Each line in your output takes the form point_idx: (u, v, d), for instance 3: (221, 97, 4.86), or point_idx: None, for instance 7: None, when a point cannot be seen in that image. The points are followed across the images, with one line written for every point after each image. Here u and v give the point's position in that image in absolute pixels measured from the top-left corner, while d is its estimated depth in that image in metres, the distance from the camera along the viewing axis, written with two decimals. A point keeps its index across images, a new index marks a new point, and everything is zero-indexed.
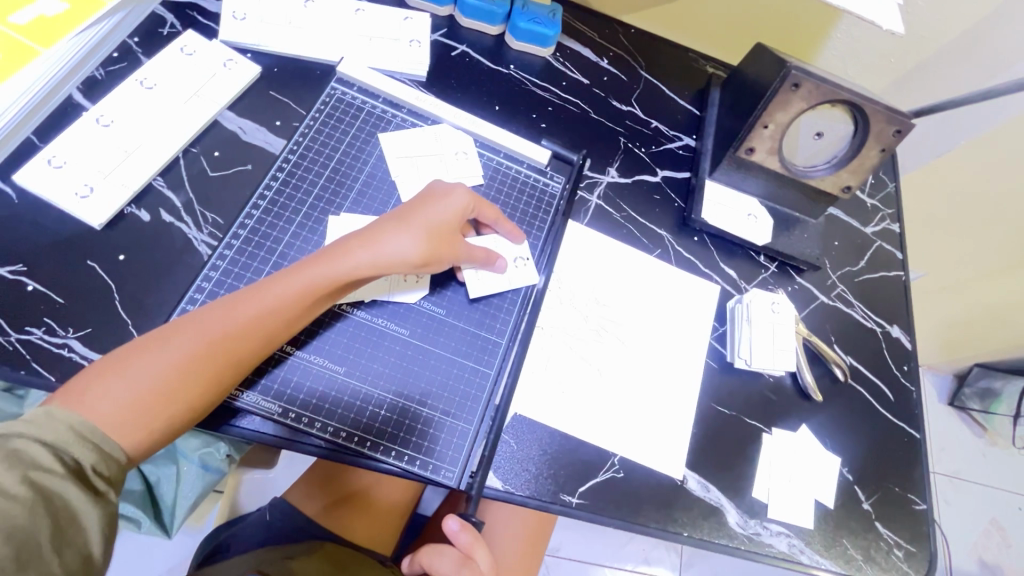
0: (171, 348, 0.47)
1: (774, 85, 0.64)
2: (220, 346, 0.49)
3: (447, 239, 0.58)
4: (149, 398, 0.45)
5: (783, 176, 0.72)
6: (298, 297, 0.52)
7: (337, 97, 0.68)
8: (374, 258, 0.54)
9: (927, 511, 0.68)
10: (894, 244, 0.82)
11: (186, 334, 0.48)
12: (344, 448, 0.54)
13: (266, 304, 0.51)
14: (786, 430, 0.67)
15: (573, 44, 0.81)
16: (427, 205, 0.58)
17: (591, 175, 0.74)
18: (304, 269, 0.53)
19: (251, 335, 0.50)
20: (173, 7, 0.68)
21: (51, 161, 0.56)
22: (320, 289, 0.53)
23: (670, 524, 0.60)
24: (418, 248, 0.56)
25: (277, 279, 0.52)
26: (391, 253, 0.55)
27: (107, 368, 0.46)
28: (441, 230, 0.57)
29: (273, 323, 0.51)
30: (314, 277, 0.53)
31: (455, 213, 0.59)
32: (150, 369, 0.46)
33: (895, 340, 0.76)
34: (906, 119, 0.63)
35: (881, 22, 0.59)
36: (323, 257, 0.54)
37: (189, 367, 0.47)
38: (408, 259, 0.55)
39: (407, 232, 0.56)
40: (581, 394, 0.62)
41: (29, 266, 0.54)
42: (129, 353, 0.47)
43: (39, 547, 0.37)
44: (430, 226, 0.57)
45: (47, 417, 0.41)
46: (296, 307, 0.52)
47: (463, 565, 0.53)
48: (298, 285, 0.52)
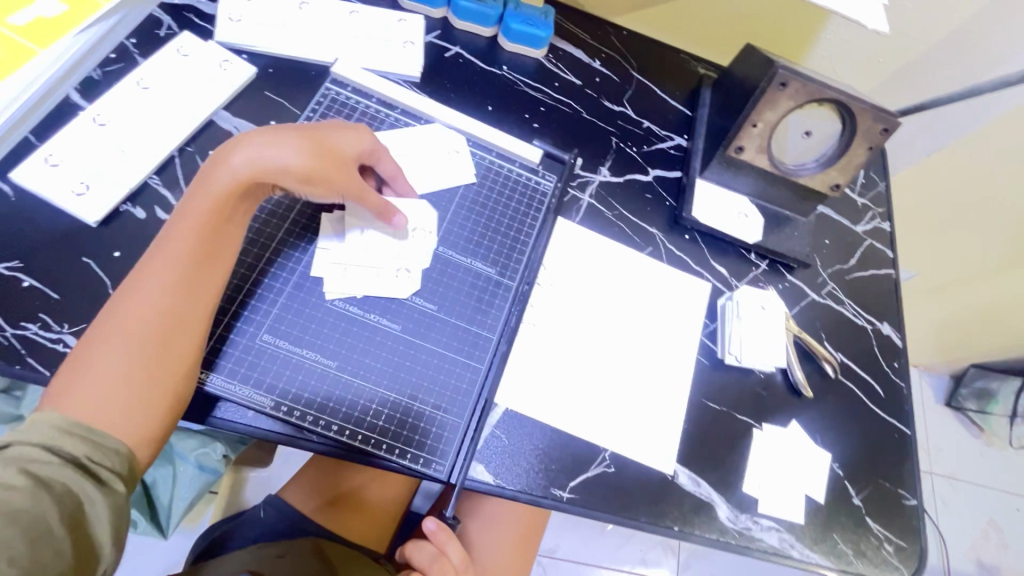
0: (112, 334, 0.47)
1: (762, 84, 0.65)
2: (157, 316, 0.48)
3: (336, 161, 0.57)
4: (117, 389, 0.45)
5: (773, 174, 0.73)
6: (198, 234, 0.51)
7: (331, 97, 0.69)
8: (253, 164, 0.53)
9: (917, 506, 0.68)
10: (884, 242, 0.83)
11: (117, 318, 0.47)
12: (338, 443, 0.55)
13: (177, 254, 0.50)
14: (777, 426, 0.67)
15: (565, 46, 0.82)
16: (318, 131, 0.58)
17: (582, 174, 0.75)
18: (192, 204, 0.52)
19: (178, 293, 0.49)
20: (170, 10, 0.69)
21: (47, 159, 0.57)
22: (214, 217, 0.52)
23: (661, 519, 0.60)
24: (298, 156, 0.55)
25: (173, 227, 0.52)
26: (266, 157, 0.54)
27: (63, 377, 0.45)
28: (327, 149, 0.57)
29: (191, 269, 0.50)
30: (205, 209, 0.52)
31: (353, 144, 0.59)
32: (104, 362, 0.46)
33: (885, 337, 0.76)
34: (893, 117, 0.64)
35: (866, 21, 0.60)
36: (204, 180, 0.53)
37: (138, 347, 0.47)
38: (289, 164, 0.54)
39: (290, 142, 0.55)
40: (573, 389, 0.62)
41: (25, 263, 0.54)
42: (75, 357, 0.46)
43: (47, 527, 0.38)
44: (316, 141, 0.56)
45: (30, 424, 0.42)
46: (205, 245, 0.51)
47: (437, 561, 0.61)
48: (195, 223, 0.51)
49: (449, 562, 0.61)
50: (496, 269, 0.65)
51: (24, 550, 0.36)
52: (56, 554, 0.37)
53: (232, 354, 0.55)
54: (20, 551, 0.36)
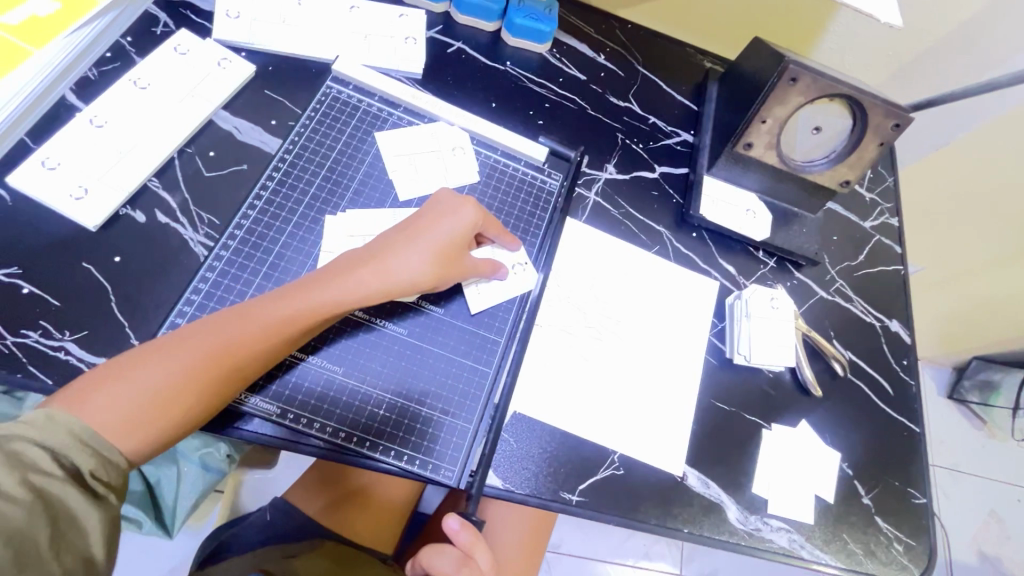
0: (170, 362, 0.47)
1: (771, 80, 0.64)
2: (217, 362, 0.48)
3: (452, 259, 0.58)
4: (147, 407, 0.45)
5: (782, 171, 0.72)
6: (299, 316, 0.52)
7: (332, 96, 0.67)
8: (382, 279, 0.55)
9: (927, 504, 0.68)
10: (893, 238, 0.82)
11: (186, 346, 0.48)
12: (345, 449, 0.54)
13: (268, 320, 0.51)
14: (786, 426, 0.67)
15: (570, 40, 0.80)
16: (436, 225, 0.58)
17: (589, 172, 0.74)
18: (308, 287, 0.53)
19: (251, 355, 0.50)
20: (166, 6, 0.67)
21: (44, 162, 0.56)
22: (320, 310, 0.53)
23: (670, 521, 0.60)
24: (424, 271, 0.57)
25: (280, 296, 0.52)
26: (396, 277, 0.56)
27: (107, 374, 0.45)
28: (449, 252, 0.58)
29: (274, 344, 0.51)
30: (317, 299, 0.53)
31: (464, 226, 0.59)
32: (150, 379, 0.46)
33: (894, 334, 0.76)
34: (904, 112, 0.63)
35: (879, 15, 0.59)
36: (332, 273, 0.54)
37: (188, 382, 0.47)
38: (414, 279, 0.56)
39: (415, 253, 0.57)
40: (581, 392, 0.62)
41: (25, 269, 0.54)
42: (132, 360, 0.47)
43: (37, 549, 0.37)
44: (439, 247, 0.57)
45: (49, 421, 0.41)
46: (297, 326, 0.52)
47: (463, 564, 0.55)
48: (301, 306, 0.52)
49: (475, 566, 0.56)
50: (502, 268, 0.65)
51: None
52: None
53: None
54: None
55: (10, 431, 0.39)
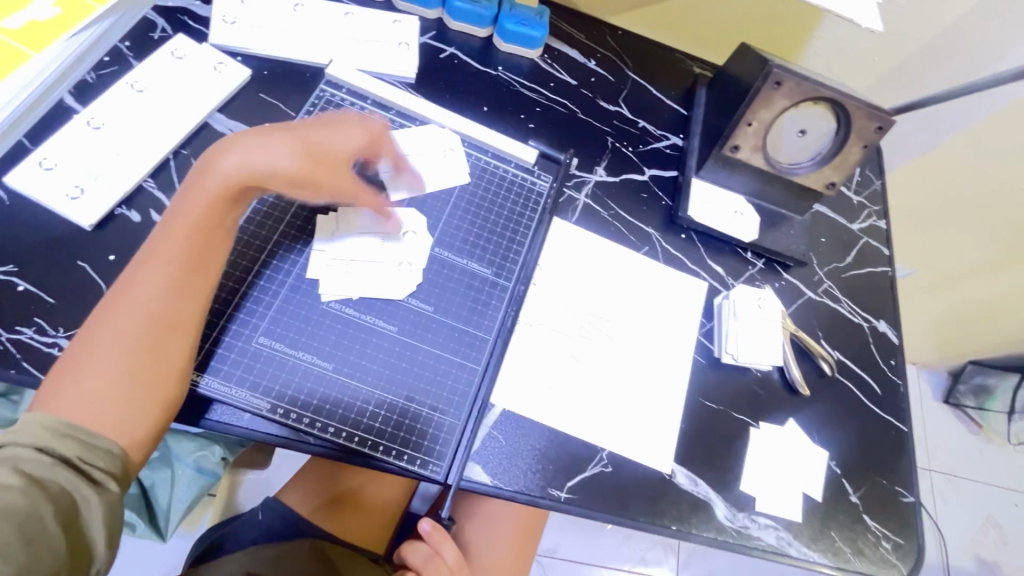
0: (104, 337, 0.47)
1: (756, 83, 0.65)
2: (154, 313, 0.48)
3: (326, 163, 0.55)
4: (120, 386, 0.46)
5: (768, 173, 0.73)
6: (191, 235, 0.51)
7: (326, 99, 0.69)
8: (250, 167, 0.53)
9: (915, 502, 0.68)
10: (880, 240, 0.83)
11: (114, 316, 0.48)
12: (334, 444, 0.55)
13: (172, 252, 0.50)
14: (774, 424, 0.67)
15: (560, 46, 0.82)
16: (320, 130, 0.56)
17: (578, 174, 0.75)
18: (184, 207, 0.52)
19: (171, 297, 0.49)
20: (164, 12, 0.69)
21: (42, 163, 0.57)
22: (212, 219, 0.52)
23: (658, 519, 0.60)
24: (288, 159, 0.53)
25: (165, 230, 0.51)
26: (254, 162, 0.53)
27: (62, 373, 0.46)
28: (314, 132, 0.56)
29: (176, 267, 0.50)
30: (201, 211, 0.52)
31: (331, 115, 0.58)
32: (99, 353, 0.46)
33: (882, 334, 0.77)
34: (886, 115, 0.64)
35: (860, 20, 0.60)
36: (198, 183, 0.53)
37: (137, 342, 0.47)
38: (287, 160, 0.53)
39: (281, 143, 0.54)
40: (570, 390, 0.62)
41: (20, 267, 0.54)
42: (75, 352, 0.47)
43: (43, 526, 0.38)
44: (300, 130, 0.55)
45: (22, 425, 0.42)
46: (198, 245, 0.51)
47: (432, 560, 0.62)
48: (188, 224, 0.51)
49: (444, 561, 0.62)
50: (492, 269, 0.65)
51: (20, 551, 0.36)
52: (54, 554, 0.38)
53: (234, 359, 0.55)
54: (15, 551, 0.36)
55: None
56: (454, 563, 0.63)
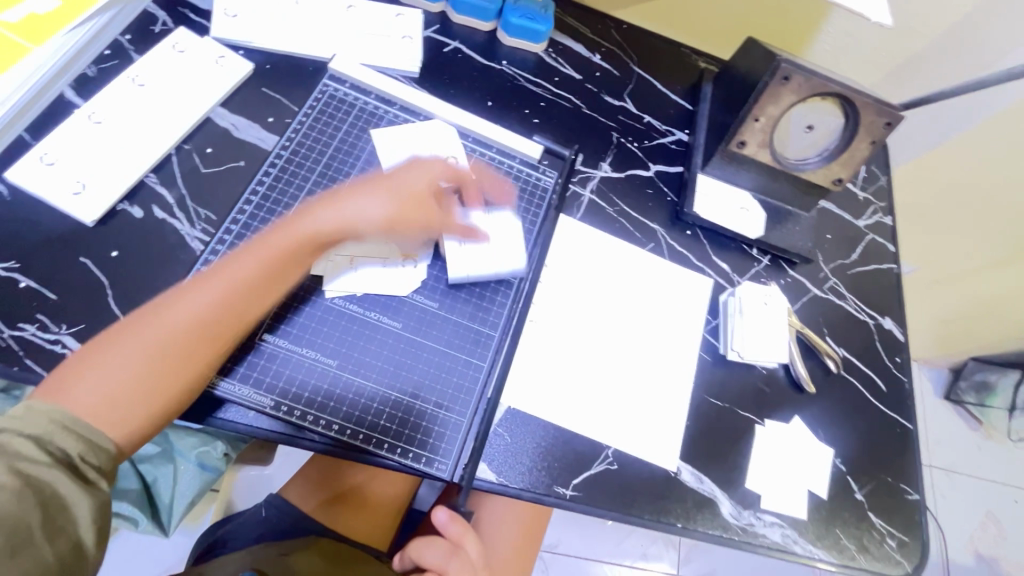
0: (141, 338, 0.48)
1: (764, 78, 0.64)
2: (195, 328, 0.49)
3: (415, 201, 0.59)
4: (135, 382, 0.46)
5: (775, 170, 0.73)
6: (265, 270, 0.53)
7: (329, 93, 0.68)
8: (339, 218, 0.57)
9: (920, 500, 0.68)
10: (886, 237, 0.83)
11: (161, 314, 0.49)
12: (338, 441, 0.54)
13: (242, 276, 0.52)
14: (779, 422, 0.67)
15: (565, 40, 0.81)
16: (399, 172, 0.60)
17: (583, 170, 0.74)
18: (271, 238, 0.55)
19: (221, 315, 0.50)
20: (165, 5, 0.68)
21: (43, 158, 0.57)
22: (290, 258, 0.54)
23: (664, 516, 0.60)
24: (383, 207, 0.58)
25: (246, 250, 0.54)
26: (353, 212, 0.57)
27: (89, 354, 0.47)
28: (410, 197, 0.59)
29: (243, 295, 0.52)
30: (281, 245, 0.54)
31: (427, 176, 0.61)
32: (128, 353, 0.47)
33: (887, 331, 0.76)
34: (895, 111, 0.64)
35: (870, 14, 0.59)
36: (293, 222, 0.56)
37: (169, 349, 0.48)
38: (374, 219, 0.57)
39: (375, 194, 0.58)
40: (575, 388, 0.62)
41: (22, 264, 0.54)
42: (110, 336, 0.48)
43: (29, 535, 0.38)
44: (401, 193, 0.59)
45: (27, 412, 0.41)
46: (268, 274, 0.53)
47: (452, 554, 0.59)
48: (265, 253, 0.54)
49: (464, 554, 0.60)
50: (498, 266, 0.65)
51: (6, 560, 0.36)
52: (38, 564, 0.37)
53: (237, 356, 0.54)
54: (2, 560, 0.36)
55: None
56: (473, 554, 0.60)
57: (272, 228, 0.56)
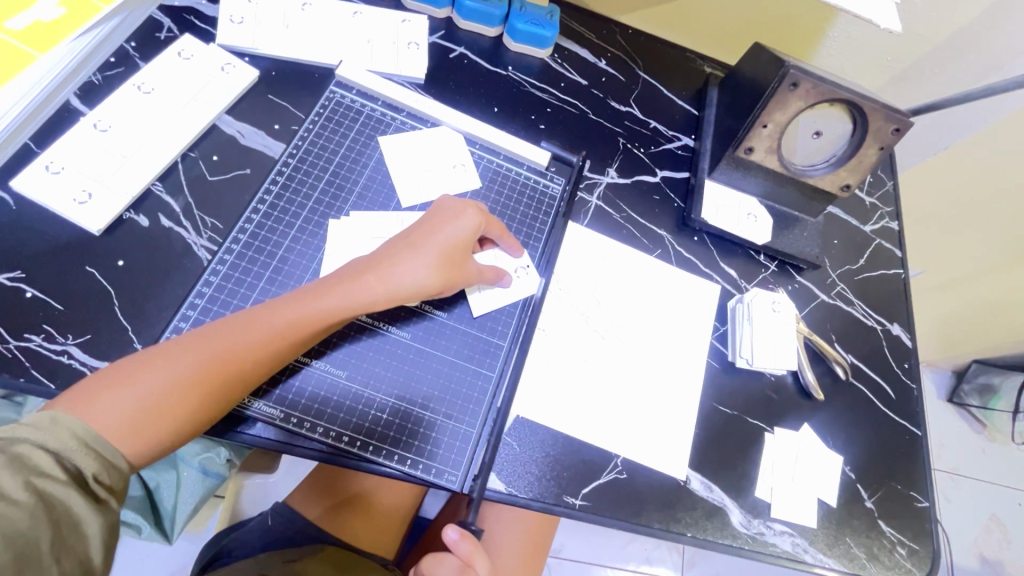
0: (175, 366, 0.47)
1: (772, 85, 0.64)
2: (224, 370, 0.48)
3: (458, 263, 0.58)
4: (160, 409, 0.46)
5: (782, 175, 0.72)
6: (305, 327, 0.52)
7: (336, 100, 0.68)
8: (388, 287, 0.55)
9: (929, 507, 0.68)
10: (893, 242, 0.82)
11: (192, 350, 0.48)
12: (348, 453, 0.54)
13: (285, 326, 0.51)
14: (788, 429, 0.67)
15: (571, 46, 0.81)
16: (440, 228, 0.58)
17: (590, 176, 0.74)
18: (316, 296, 0.53)
19: (256, 357, 0.50)
20: (170, 12, 0.68)
21: (48, 167, 0.56)
22: (333, 318, 0.53)
23: (674, 525, 0.60)
24: (431, 276, 0.56)
25: (288, 303, 0.52)
26: (402, 284, 0.55)
27: (116, 376, 0.46)
28: (454, 259, 0.58)
29: (282, 345, 0.51)
30: (326, 305, 0.53)
31: (467, 231, 0.59)
32: (159, 381, 0.46)
33: (895, 337, 0.76)
34: (904, 116, 0.64)
35: (879, 21, 0.59)
36: (339, 283, 0.54)
37: (202, 381, 0.47)
38: (421, 288, 0.56)
39: (420, 258, 0.56)
40: (584, 396, 0.62)
41: (28, 273, 0.54)
42: (139, 364, 0.47)
43: (39, 553, 0.37)
44: (446, 254, 0.57)
45: (50, 425, 0.40)
46: (310, 329, 0.52)
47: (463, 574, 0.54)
48: (309, 311, 0.52)
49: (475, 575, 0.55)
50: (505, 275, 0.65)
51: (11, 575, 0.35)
52: None
53: None
54: None
55: (16, 434, 0.39)
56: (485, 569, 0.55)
57: (317, 283, 0.54)
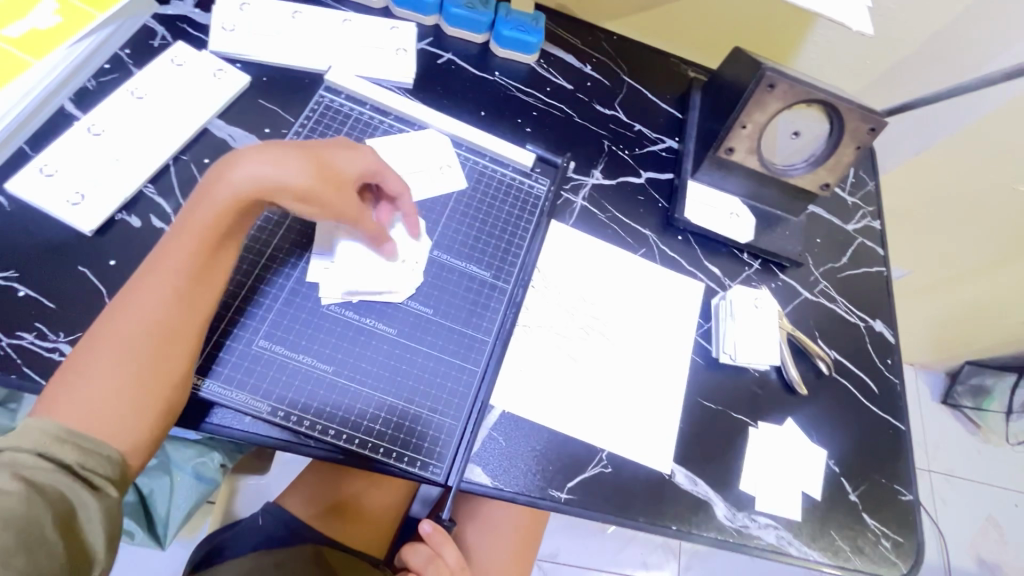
0: (103, 346, 0.47)
1: (750, 86, 0.66)
2: (159, 331, 0.49)
3: (335, 182, 0.56)
4: (111, 392, 0.46)
5: (763, 175, 0.74)
6: (190, 236, 0.51)
7: (325, 104, 0.70)
8: (256, 177, 0.52)
9: (913, 501, 0.69)
10: (875, 240, 0.84)
11: (117, 323, 0.48)
12: (335, 447, 0.55)
13: (177, 256, 0.51)
14: (772, 424, 0.68)
15: (556, 51, 0.83)
16: (330, 150, 0.57)
17: (575, 177, 0.76)
18: (190, 217, 0.52)
19: (171, 306, 0.50)
20: (163, 20, 0.69)
21: (42, 169, 0.58)
22: (212, 230, 0.52)
23: (659, 519, 0.61)
24: (301, 177, 0.54)
25: (173, 240, 0.52)
26: (267, 175, 0.53)
27: (62, 377, 0.46)
28: (330, 174, 0.55)
29: (178, 272, 0.50)
30: (204, 204, 0.52)
31: (359, 161, 0.58)
32: (97, 366, 0.47)
33: (878, 333, 0.77)
34: (879, 116, 0.65)
35: (851, 24, 0.61)
36: (204, 194, 0.53)
37: (132, 348, 0.47)
38: (294, 176, 0.53)
39: (297, 159, 0.54)
40: (569, 392, 0.63)
41: (21, 273, 0.55)
42: (81, 354, 0.47)
43: (42, 533, 0.38)
44: (325, 168, 0.55)
45: (22, 429, 0.42)
46: (201, 249, 0.51)
47: (432, 562, 0.62)
48: (195, 218, 0.52)
49: (444, 563, 0.62)
50: (490, 272, 0.66)
51: (21, 558, 0.37)
52: (51, 561, 0.38)
53: (240, 365, 0.55)
54: (15, 557, 0.37)
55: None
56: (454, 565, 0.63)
57: (188, 206, 0.53)
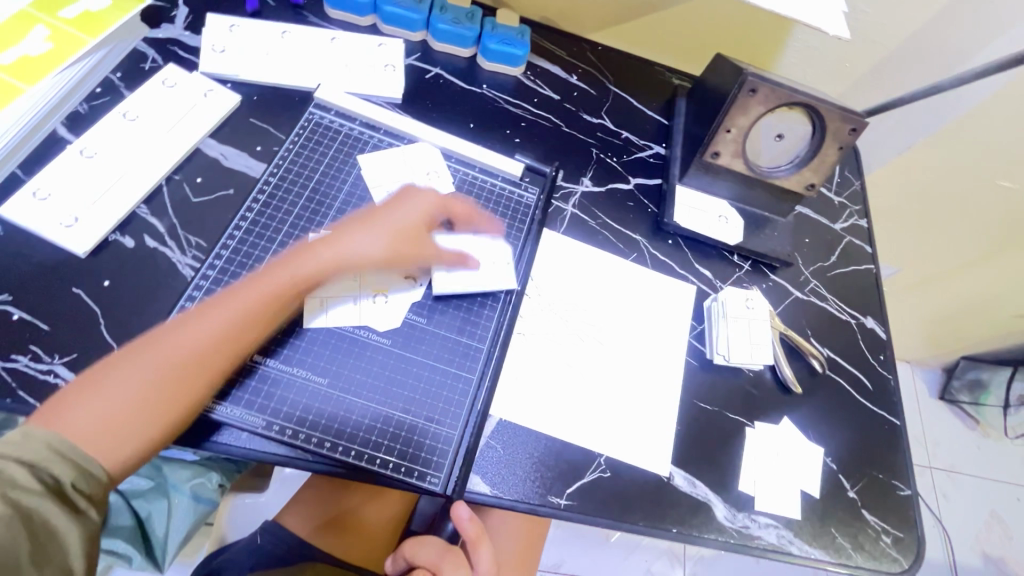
0: (136, 366, 0.49)
1: (733, 91, 0.67)
2: (196, 357, 0.50)
3: (413, 240, 0.62)
4: (126, 412, 0.47)
5: (749, 178, 0.75)
6: (262, 290, 0.55)
7: (315, 121, 0.70)
8: (337, 255, 0.59)
9: (912, 495, 0.69)
10: (862, 238, 0.85)
11: (156, 347, 0.50)
12: (332, 459, 0.55)
13: (240, 302, 0.54)
14: (768, 423, 0.68)
15: (543, 63, 0.84)
16: (393, 208, 0.62)
17: (565, 186, 0.77)
18: (267, 275, 0.56)
19: (212, 344, 0.51)
20: (154, 44, 0.71)
21: (35, 193, 0.58)
22: (284, 288, 0.56)
23: (660, 522, 0.61)
24: (382, 247, 0.60)
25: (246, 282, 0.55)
26: (350, 251, 0.59)
27: (85, 384, 0.48)
28: (405, 233, 0.61)
29: (235, 321, 0.53)
30: (287, 273, 0.56)
31: (422, 209, 0.63)
32: (123, 384, 0.48)
33: (869, 330, 0.78)
34: (859, 117, 0.67)
35: (826, 28, 0.62)
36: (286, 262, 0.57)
37: (163, 379, 0.49)
38: (374, 255, 0.60)
39: (371, 232, 0.60)
40: (564, 398, 0.63)
41: (15, 296, 0.55)
42: (110, 367, 0.49)
43: (17, 563, 0.38)
44: (395, 229, 0.61)
45: (25, 437, 0.42)
46: (261, 302, 0.54)
47: (447, 555, 0.59)
48: (274, 279, 0.56)
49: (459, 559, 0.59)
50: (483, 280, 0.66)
51: None
52: None
53: (234, 380, 0.55)
54: None
55: None
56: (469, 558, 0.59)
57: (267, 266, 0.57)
